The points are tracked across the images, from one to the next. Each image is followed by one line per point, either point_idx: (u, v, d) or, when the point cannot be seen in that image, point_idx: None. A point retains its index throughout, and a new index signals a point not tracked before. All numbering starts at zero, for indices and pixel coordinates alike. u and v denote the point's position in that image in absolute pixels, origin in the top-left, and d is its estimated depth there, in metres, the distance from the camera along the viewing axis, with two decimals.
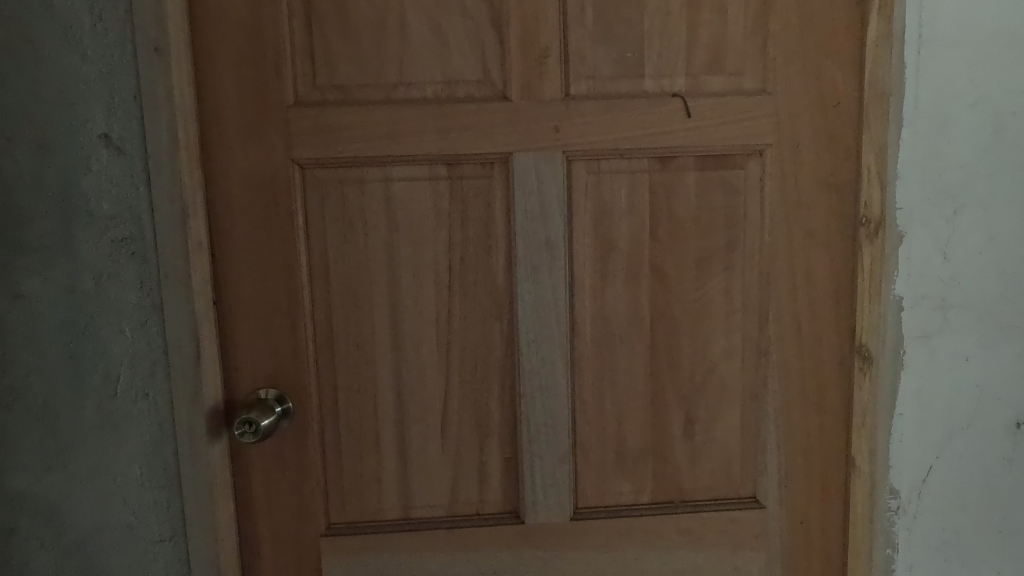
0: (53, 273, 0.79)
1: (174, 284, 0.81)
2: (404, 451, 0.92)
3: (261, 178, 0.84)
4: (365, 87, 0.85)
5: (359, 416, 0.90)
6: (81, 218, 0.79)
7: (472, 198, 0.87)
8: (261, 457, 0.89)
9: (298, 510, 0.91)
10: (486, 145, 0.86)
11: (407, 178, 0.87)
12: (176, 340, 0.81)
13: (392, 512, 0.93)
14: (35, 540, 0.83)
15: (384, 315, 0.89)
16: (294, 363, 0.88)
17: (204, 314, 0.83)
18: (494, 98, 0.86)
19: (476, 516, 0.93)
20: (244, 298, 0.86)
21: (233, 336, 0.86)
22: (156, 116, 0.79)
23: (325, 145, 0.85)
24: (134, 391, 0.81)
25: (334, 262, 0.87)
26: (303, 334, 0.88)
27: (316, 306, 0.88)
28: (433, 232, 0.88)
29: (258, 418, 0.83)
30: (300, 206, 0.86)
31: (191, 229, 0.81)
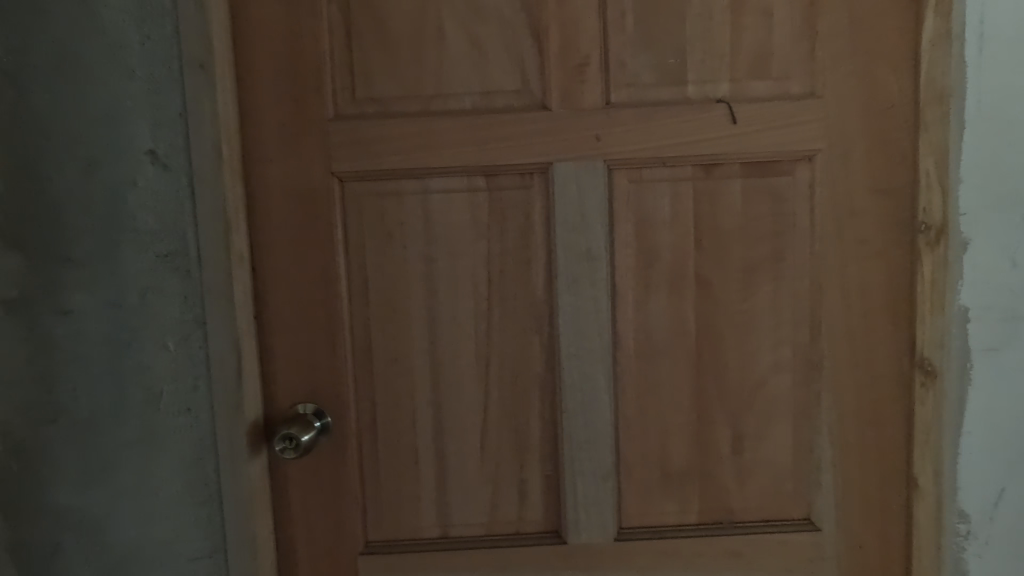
0: (99, 288, 0.79)
1: (216, 299, 0.81)
2: (443, 468, 0.90)
3: (301, 192, 0.84)
4: (405, 98, 0.84)
5: (397, 431, 0.89)
6: (127, 233, 0.79)
7: (512, 210, 0.86)
8: (300, 473, 0.88)
9: (336, 528, 0.89)
10: (525, 155, 0.84)
11: (446, 190, 0.85)
12: (217, 354, 0.81)
13: (431, 530, 0.91)
14: (78, 556, 0.83)
15: (422, 328, 0.88)
16: (333, 377, 0.87)
17: (245, 328, 0.83)
18: (533, 107, 0.84)
19: (516, 536, 0.91)
20: (283, 311, 0.85)
21: (274, 350, 0.86)
22: (201, 131, 0.79)
23: (364, 158, 0.84)
24: (176, 406, 0.81)
25: (372, 275, 0.86)
26: (343, 348, 0.87)
27: (355, 319, 0.87)
28: (473, 245, 0.86)
29: (302, 433, 0.83)
30: (340, 219, 0.85)
31: (234, 243, 0.81)
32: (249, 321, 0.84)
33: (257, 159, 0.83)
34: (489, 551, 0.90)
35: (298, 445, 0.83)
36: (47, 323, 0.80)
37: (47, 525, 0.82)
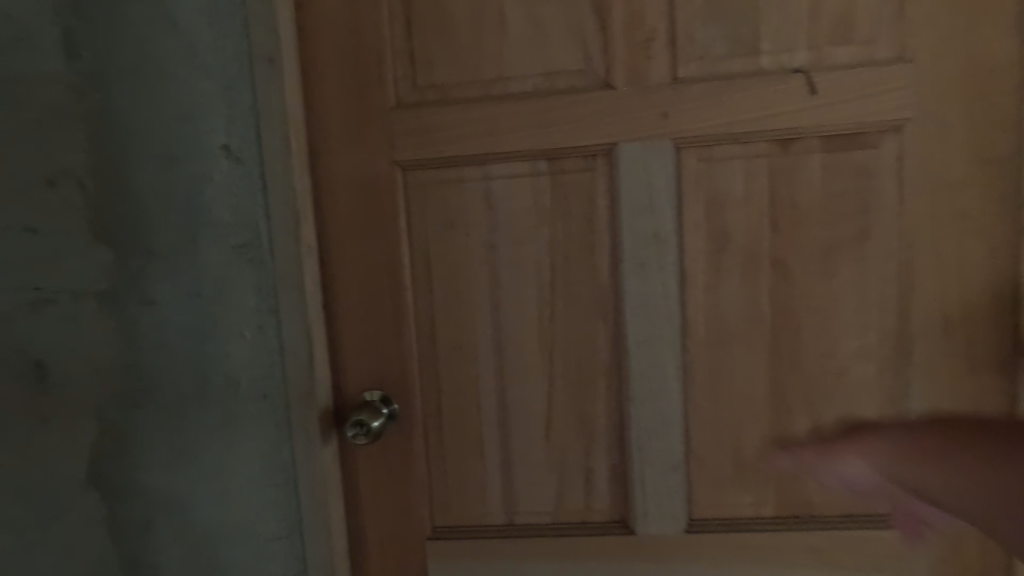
0: (180, 280, 0.83)
1: (288, 288, 0.83)
2: (508, 455, 0.89)
3: (366, 182, 0.85)
4: (466, 83, 0.83)
5: (463, 419, 0.89)
6: (205, 226, 0.82)
7: (575, 193, 0.84)
8: (369, 458, 0.90)
9: (404, 512, 0.90)
10: (588, 136, 0.82)
11: (508, 175, 0.84)
12: (291, 342, 0.83)
13: (497, 517, 0.91)
14: (167, 532, 0.88)
15: (486, 315, 0.87)
16: (399, 364, 0.88)
17: (315, 316, 0.86)
18: (597, 87, 0.82)
19: (583, 525, 0.90)
20: (349, 300, 0.87)
21: (342, 338, 0.89)
22: (270, 124, 0.81)
23: (426, 146, 0.84)
24: (253, 393, 0.84)
25: (436, 263, 0.87)
26: (409, 337, 0.87)
27: (420, 308, 0.88)
28: (535, 230, 0.85)
29: (373, 419, 0.84)
30: (404, 208, 0.86)
31: (304, 234, 0.85)
32: (318, 310, 0.87)
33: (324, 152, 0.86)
34: (556, 539, 0.89)
35: (370, 432, 0.84)
36: (134, 314, 0.84)
37: (139, 502, 0.87)
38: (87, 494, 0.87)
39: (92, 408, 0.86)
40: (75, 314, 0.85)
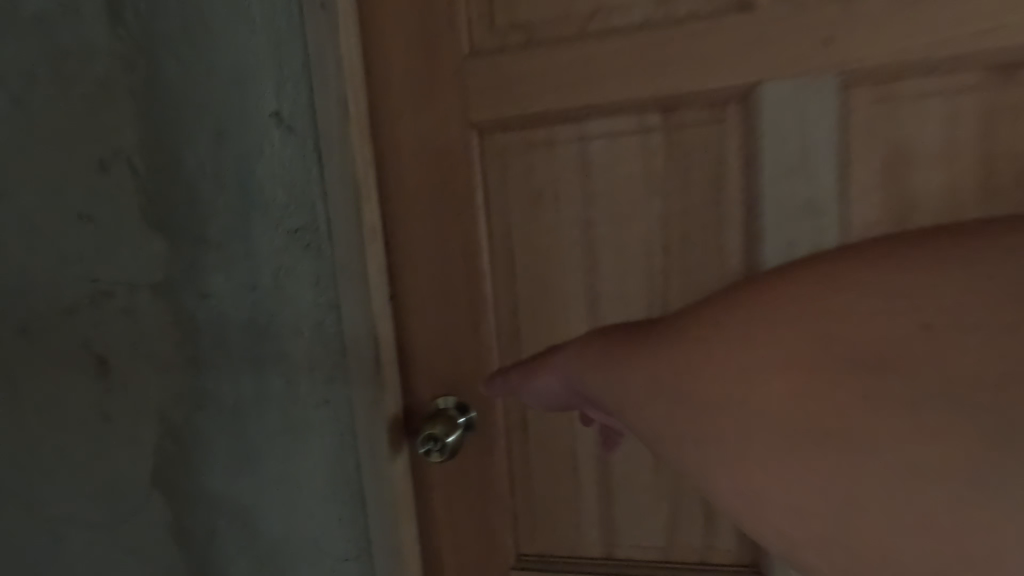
0: (235, 271, 0.74)
1: (350, 279, 0.70)
2: (607, 478, 0.74)
3: (436, 150, 0.71)
4: (555, 20, 0.66)
5: (552, 432, 0.75)
6: (258, 209, 0.71)
7: (697, 155, 0.65)
8: (446, 475, 0.77)
9: (487, 538, 0.78)
10: (718, 77, 0.63)
11: (609, 135, 0.67)
12: (354, 342, 0.71)
13: (595, 549, 0.76)
14: (232, 544, 0.81)
15: (580, 310, 0.71)
16: (477, 367, 0.74)
17: (382, 312, 0.72)
18: (732, 9, 0.61)
19: (701, 566, 0.73)
20: (420, 291, 0.74)
21: (413, 336, 0.75)
22: (325, 85, 0.68)
23: (507, 102, 0.68)
24: (314, 397, 0.74)
25: (518, 247, 0.72)
26: (487, 335, 0.73)
27: (500, 301, 0.73)
28: (643, 203, 0.68)
29: (451, 432, 0.72)
30: (480, 181, 0.71)
31: (365, 214, 0.71)
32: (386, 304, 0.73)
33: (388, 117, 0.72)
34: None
35: (448, 447, 0.72)
36: (191, 307, 0.76)
37: (203, 510, 0.81)
38: (156, 499, 0.82)
39: (154, 409, 0.80)
40: (134, 309, 0.78)
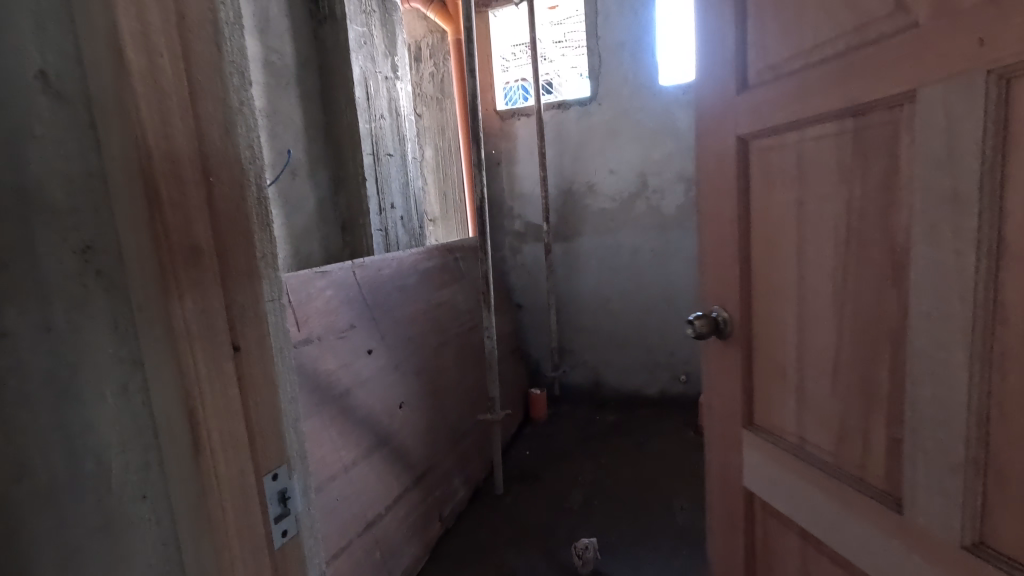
0: (17, 308, 0.48)
1: (152, 332, 0.48)
2: (801, 396, 0.80)
3: (715, 133, 0.91)
4: (735, 47, 0.85)
5: (773, 361, 0.85)
6: (38, 215, 0.47)
7: (891, 70, 0.60)
8: (707, 360, 1.00)
9: (724, 426, 0.99)
10: (893, 75, 0.60)
11: (818, 134, 0.72)
12: (166, 418, 0.49)
13: (791, 466, 0.82)
14: None
15: (821, 173, 0.72)
16: (726, 251, 0.92)
17: (207, 377, 0.49)
18: (901, 27, 0.59)
19: (858, 481, 0.71)
20: (706, 236, 0.96)
21: (275, 395, 0.57)
22: (92, 46, 0.45)
23: (767, 69, 0.80)
24: (130, 490, 0.52)
25: (752, 122, 0.83)
26: (755, 210, 0.85)
27: (742, 221, 0.88)
28: (821, 95, 0.70)
29: (722, 308, 0.94)
30: (737, 86, 0.85)
31: (175, 230, 0.46)
32: (218, 362, 0.50)
33: (246, 103, 0.55)
34: (848, 483, 0.73)
35: (722, 328, 0.93)
36: None
37: None
38: None
39: None
40: None
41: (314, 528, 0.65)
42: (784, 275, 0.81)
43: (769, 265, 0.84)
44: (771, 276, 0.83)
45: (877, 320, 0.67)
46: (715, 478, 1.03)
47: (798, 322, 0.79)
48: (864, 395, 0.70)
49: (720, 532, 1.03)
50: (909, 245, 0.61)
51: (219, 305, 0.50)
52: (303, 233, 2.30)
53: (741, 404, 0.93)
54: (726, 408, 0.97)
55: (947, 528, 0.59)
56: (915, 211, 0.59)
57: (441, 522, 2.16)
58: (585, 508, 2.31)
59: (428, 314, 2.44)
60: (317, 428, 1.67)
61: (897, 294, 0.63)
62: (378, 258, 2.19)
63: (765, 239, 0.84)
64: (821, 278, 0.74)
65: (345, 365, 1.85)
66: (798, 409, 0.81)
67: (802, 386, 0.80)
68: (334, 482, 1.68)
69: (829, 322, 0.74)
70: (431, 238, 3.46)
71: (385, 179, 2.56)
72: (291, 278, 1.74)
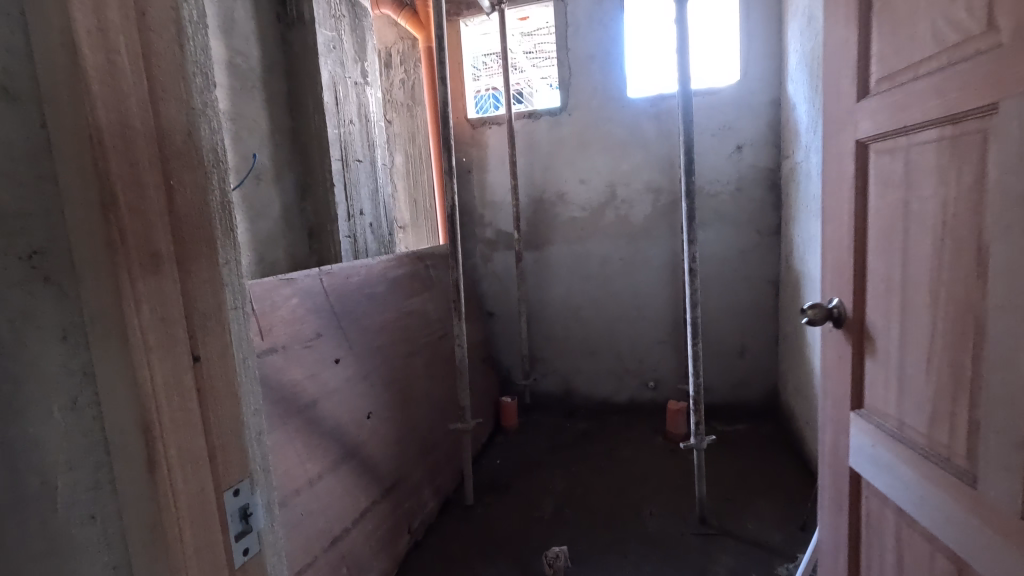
0: None
1: (105, 342, 0.45)
2: (899, 382, 0.85)
3: (842, 137, 0.96)
4: (856, 58, 0.90)
5: (880, 349, 0.89)
6: None
7: (983, 83, 0.65)
8: (827, 346, 1.05)
9: (837, 409, 1.03)
10: (982, 89, 0.65)
11: (926, 140, 0.76)
12: (119, 433, 0.47)
13: (888, 445, 0.87)
14: None
15: (924, 176, 0.77)
16: (842, 245, 0.97)
17: (166, 389, 0.47)
18: (991, 44, 0.64)
19: (944, 460, 0.76)
20: (830, 231, 1.02)
21: (237, 407, 0.55)
22: (47, 45, 0.42)
23: (886, 78, 0.84)
24: (76, 510, 0.48)
25: (869, 127, 0.88)
26: (870, 207, 0.90)
27: (856, 218, 0.93)
28: (925, 104, 0.75)
29: (839, 297, 0.99)
30: (859, 94, 0.90)
31: (135, 236, 0.44)
32: (179, 373, 0.48)
33: (210, 105, 0.54)
34: (934, 462, 0.77)
35: (837, 316, 0.99)
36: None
37: None
38: None
39: None
40: None
41: (277, 545, 0.63)
42: (889, 269, 0.86)
43: (877, 259, 0.89)
44: (878, 269, 0.88)
45: (966, 310, 0.71)
46: (828, 460, 1.08)
47: (898, 312, 0.84)
48: (952, 380, 0.74)
49: (830, 508, 1.08)
50: (991, 242, 0.65)
51: (179, 313, 0.48)
52: (269, 239, 2.24)
53: (850, 389, 0.98)
54: (838, 392, 1.02)
55: (1013, 500, 0.63)
56: (996, 211, 0.64)
57: (410, 535, 2.12)
58: (556, 517, 2.30)
59: (397, 323, 2.40)
60: (282, 441, 1.62)
61: (978, 286, 0.68)
62: (347, 266, 2.15)
63: (877, 234, 0.88)
64: (919, 270, 0.79)
65: (311, 376, 1.80)
66: (897, 395, 0.86)
67: (901, 373, 0.84)
68: (298, 497, 1.63)
69: (924, 311, 0.79)
70: (401, 245, 3.42)
71: (354, 185, 2.52)
72: (255, 285, 1.69)
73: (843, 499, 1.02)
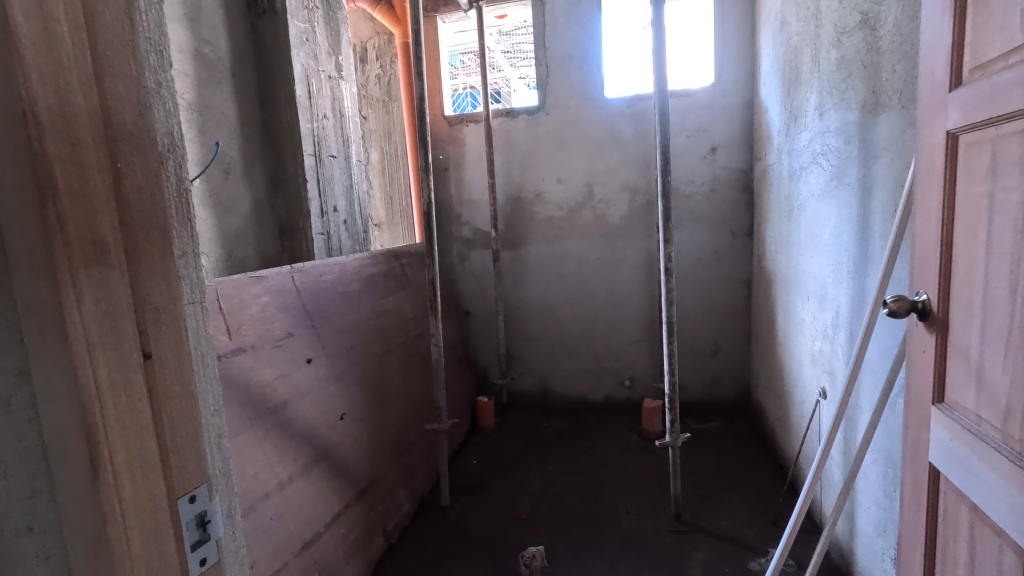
0: None
1: (41, 339, 0.41)
2: (979, 375, 0.86)
3: (935, 129, 0.96)
4: (950, 50, 0.90)
5: (962, 340, 0.90)
6: None
7: None
8: (912, 340, 1.07)
9: (920, 402, 1.04)
10: None
11: (1015, 132, 0.77)
12: (57, 437, 0.43)
13: (966, 441, 0.88)
14: None
15: (1010, 169, 0.78)
16: (930, 238, 0.98)
17: (109, 390, 0.43)
18: None
19: (1022, 456, 0.76)
20: (919, 224, 1.02)
21: (193, 408, 0.51)
22: None
23: (977, 70, 0.84)
24: (12, 521, 0.44)
25: (959, 118, 0.88)
26: (958, 199, 0.90)
27: (946, 211, 0.93)
28: (1012, 98, 0.76)
29: (926, 292, 1.00)
30: (951, 85, 0.91)
31: (74, 222, 0.40)
32: (125, 372, 0.44)
33: (166, 86, 0.50)
34: (1010, 458, 0.78)
35: (922, 309, 1.00)
36: None
37: None
38: None
39: None
40: None
41: (239, 553, 0.60)
42: (972, 261, 0.87)
43: (963, 253, 0.89)
44: (963, 263, 0.89)
45: None
46: (909, 453, 1.09)
47: (981, 306, 0.85)
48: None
49: (909, 502, 1.09)
50: None
51: (126, 308, 0.44)
52: (237, 235, 2.16)
53: (933, 382, 0.99)
54: (922, 386, 1.03)
55: None
56: None
57: (384, 537, 2.08)
58: (532, 517, 2.29)
59: (372, 322, 2.35)
60: (249, 444, 1.56)
61: None
62: (319, 263, 2.10)
63: (963, 226, 0.89)
64: (1001, 263, 0.80)
65: (281, 376, 1.74)
66: (979, 386, 0.86)
67: (982, 364, 0.85)
68: (267, 501, 1.57)
69: (1004, 304, 0.80)
70: (376, 242, 3.36)
71: (328, 181, 2.46)
72: (223, 282, 1.63)
73: (922, 492, 1.03)
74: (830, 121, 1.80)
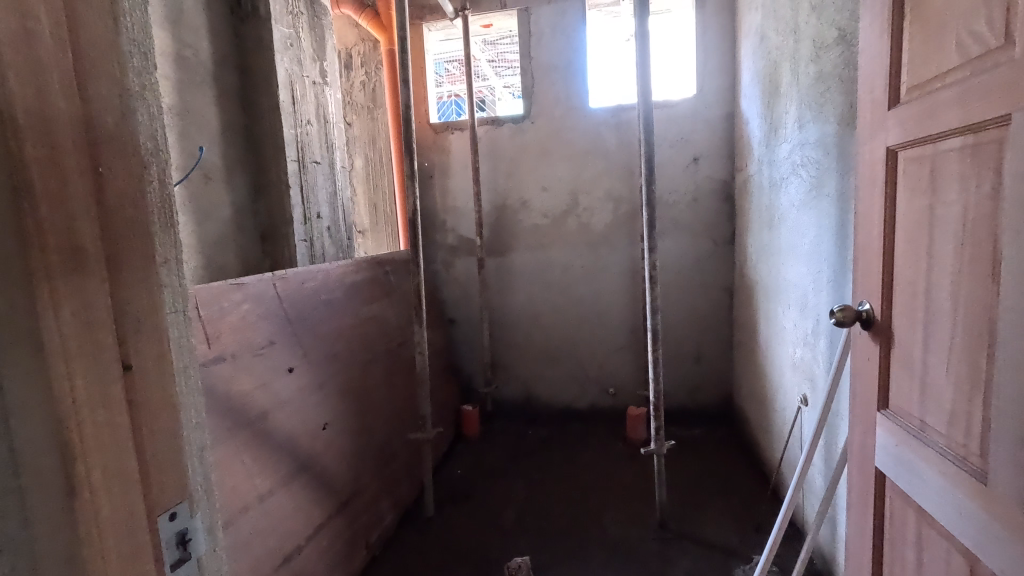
0: None
1: None
2: (923, 383, 0.88)
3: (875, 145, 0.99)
4: (888, 68, 0.93)
5: (905, 349, 0.92)
6: None
7: (999, 95, 0.68)
8: (855, 349, 1.09)
9: (865, 410, 1.06)
10: (998, 99, 0.68)
11: (951, 148, 0.80)
12: None
13: (911, 445, 0.90)
14: None
15: (947, 183, 0.81)
16: (873, 250, 1.00)
17: (91, 400, 0.41)
18: (1003, 56, 0.67)
19: (962, 458, 0.79)
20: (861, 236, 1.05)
21: (175, 421, 0.49)
22: None
23: (915, 88, 0.87)
24: None
25: (899, 134, 0.91)
26: (900, 212, 0.93)
27: (887, 224, 0.96)
28: (948, 114, 0.78)
29: (869, 302, 1.02)
30: (891, 102, 0.93)
31: (51, 227, 0.39)
32: (106, 382, 0.43)
33: (151, 88, 0.49)
34: (952, 461, 0.80)
35: (866, 319, 1.02)
36: None
37: None
38: None
39: None
40: None
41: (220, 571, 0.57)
42: (913, 272, 0.89)
43: (906, 264, 0.91)
44: (905, 274, 0.91)
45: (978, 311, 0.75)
46: (856, 460, 1.11)
47: (924, 318, 0.87)
48: (970, 379, 0.77)
49: (856, 507, 1.10)
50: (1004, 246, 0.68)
51: (107, 315, 0.43)
52: (217, 242, 2.12)
53: (877, 389, 1.01)
54: (866, 393, 1.05)
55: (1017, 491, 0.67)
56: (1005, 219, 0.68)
57: (368, 550, 2.03)
58: (517, 527, 2.27)
59: (355, 330, 2.32)
60: (228, 455, 1.52)
61: (993, 287, 0.71)
62: (302, 270, 2.07)
63: (905, 238, 0.91)
64: (941, 274, 0.82)
65: (262, 385, 1.70)
66: (922, 394, 0.88)
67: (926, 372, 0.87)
68: (246, 514, 1.53)
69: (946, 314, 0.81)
70: (360, 250, 3.33)
71: (312, 187, 2.43)
72: (202, 289, 1.59)
73: (869, 498, 1.05)
74: (809, 133, 1.84)
